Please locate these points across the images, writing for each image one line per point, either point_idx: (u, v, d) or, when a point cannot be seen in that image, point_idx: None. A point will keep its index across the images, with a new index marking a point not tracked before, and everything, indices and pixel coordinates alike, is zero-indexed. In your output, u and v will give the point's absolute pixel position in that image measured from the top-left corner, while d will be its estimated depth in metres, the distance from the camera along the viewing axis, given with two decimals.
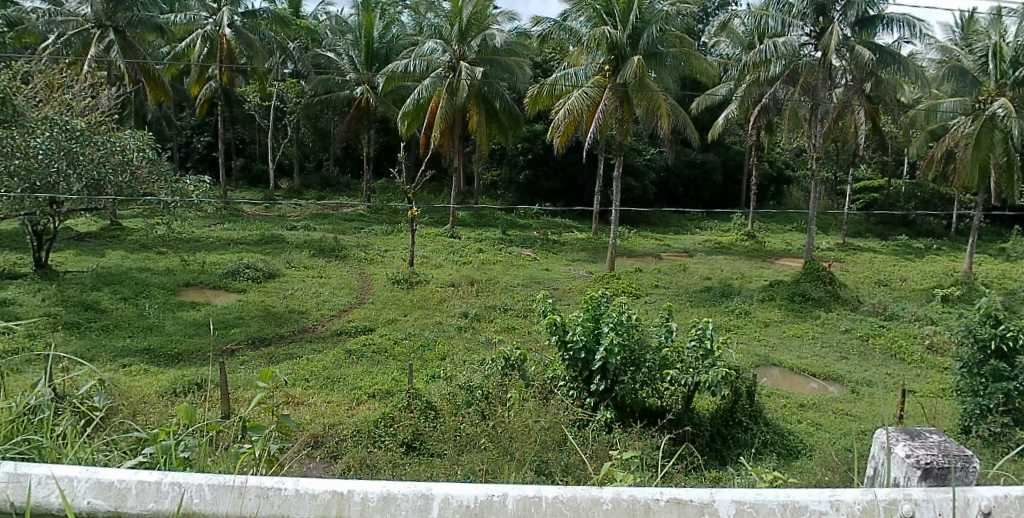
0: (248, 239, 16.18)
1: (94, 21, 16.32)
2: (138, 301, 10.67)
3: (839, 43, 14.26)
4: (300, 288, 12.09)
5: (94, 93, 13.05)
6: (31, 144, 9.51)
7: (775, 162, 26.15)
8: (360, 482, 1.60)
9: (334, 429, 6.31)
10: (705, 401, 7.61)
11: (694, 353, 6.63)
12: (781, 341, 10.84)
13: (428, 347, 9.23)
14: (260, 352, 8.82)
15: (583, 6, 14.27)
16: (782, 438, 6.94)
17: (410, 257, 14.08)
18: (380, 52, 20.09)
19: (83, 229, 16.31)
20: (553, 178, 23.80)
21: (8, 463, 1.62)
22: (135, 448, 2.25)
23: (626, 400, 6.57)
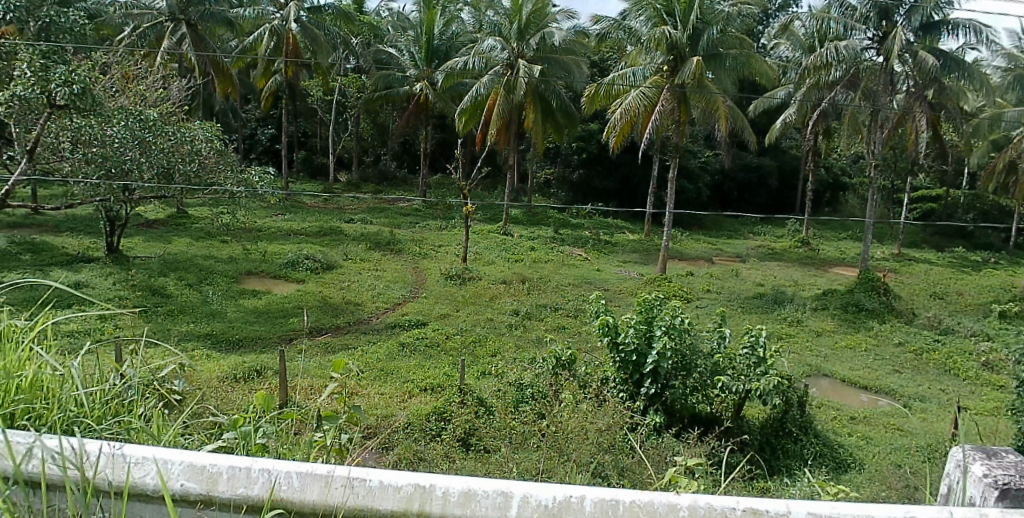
0: (308, 230, 16.53)
1: (169, 15, 16.87)
2: (202, 287, 10.99)
3: (901, 48, 13.73)
4: (357, 280, 12.27)
5: (166, 84, 13.50)
6: (109, 132, 9.88)
7: (831, 168, 25.65)
8: (441, 477, 1.63)
9: (394, 420, 6.36)
10: (756, 409, 7.49)
11: (746, 360, 6.51)
12: (833, 351, 10.57)
13: (479, 343, 9.28)
14: (317, 342, 8.99)
15: (643, 5, 14.14)
16: (833, 450, 6.76)
17: (464, 253, 14.17)
18: (440, 50, 20.24)
19: (152, 216, 16.89)
20: (607, 178, 23.77)
21: (110, 442, 1.69)
22: (214, 432, 2.31)
23: (677, 405, 6.48)
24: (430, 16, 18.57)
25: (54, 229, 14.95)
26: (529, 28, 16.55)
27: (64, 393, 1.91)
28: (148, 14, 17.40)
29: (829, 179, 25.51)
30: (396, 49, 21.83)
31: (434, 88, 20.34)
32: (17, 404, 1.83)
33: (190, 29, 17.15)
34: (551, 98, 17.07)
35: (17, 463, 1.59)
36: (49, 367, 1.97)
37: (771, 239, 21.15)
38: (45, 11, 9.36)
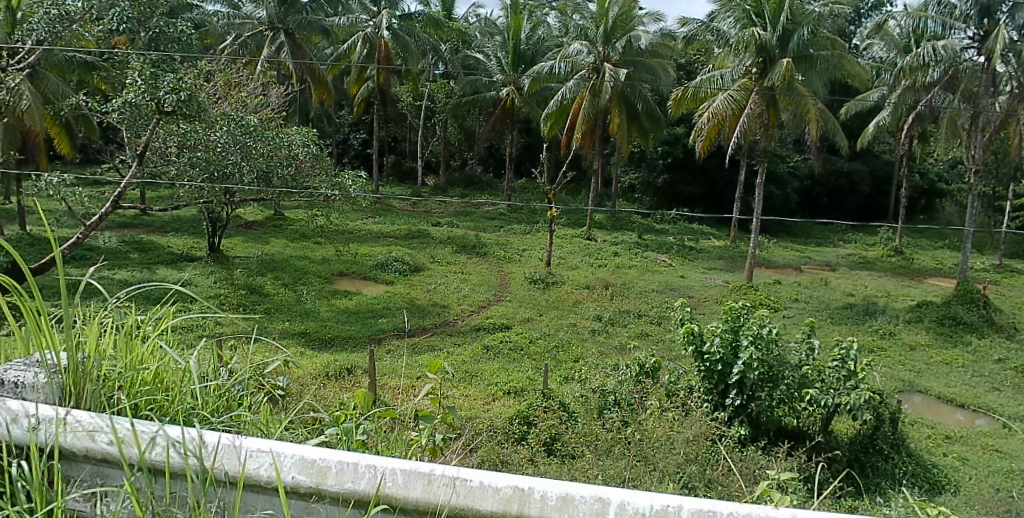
0: (396, 232, 16.96)
1: (269, 24, 17.78)
2: (296, 286, 11.42)
3: (1005, 47, 12.90)
4: (443, 282, 12.47)
5: (266, 91, 14.15)
6: (212, 137, 10.64)
7: (928, 174, 24.41)
8: (539, 481, 1.63)
9: (482, 421, 6.42)
10: (845, 424, 7.19)
11: (836, 373, 6.26)
12: (928, 367, 10.01)
13: (562, 349, 9.26)
14: (405, 342, 9.18)
15: (731, 7, 13.83)
16: (927, 471, 6.41)
17: (547, 257, 14.22)
18: (527, 54, 20.54)
19: (251, 218, 17.72)
20: (692, 184, 23.61)
21: (227, 434, 1.80)
22: (316, 428, 2.45)
23: (762, 418, 6.27)
24: (517, 21, 18.87)
25: (161, 229, 15.93)
26: (615, 31, 16.36)
27: (184, 386, 2.06)
28: (249, 24, 18.42)
29: (924, 186, 24.28)
30: (483, 54, 22.32)
31: (520, 92, 20.42)
32: (142, 395, 1.99)
33: (288, 37, 17.92)
34: (637, 102, 16.95)
35: (144, 450, 1.71)
36: (171, 361, 2.14)
37: (863, 248, 20.29)
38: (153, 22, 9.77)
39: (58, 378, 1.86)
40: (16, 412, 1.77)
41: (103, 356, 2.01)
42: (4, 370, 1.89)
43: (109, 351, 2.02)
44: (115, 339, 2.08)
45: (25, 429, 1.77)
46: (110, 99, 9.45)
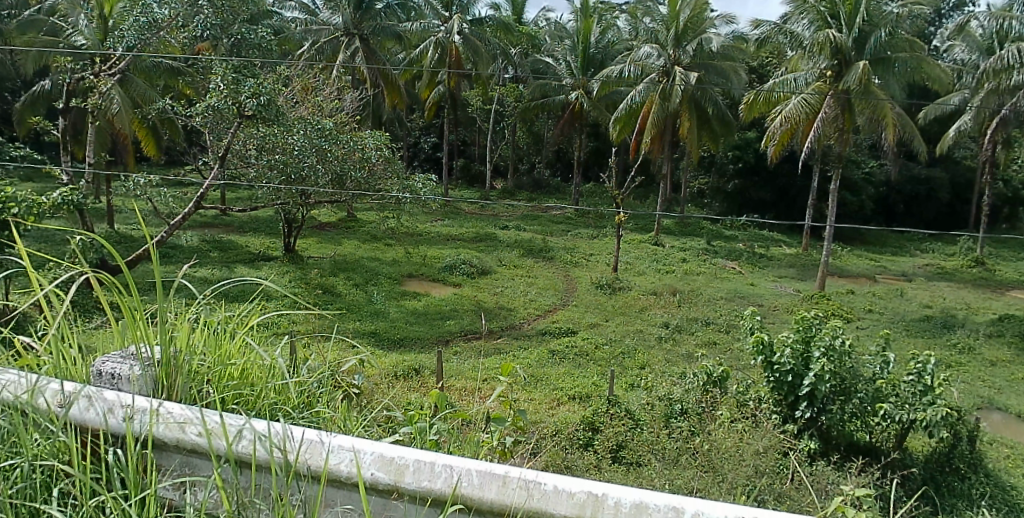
0: (465, 235, 17.21)
1: (343, 31, 18.57)
2: (368, 287, 11.71)
3: None
4: (509, 286, 12.56)
5: (341, 96, 14.61)
6: (290, 140, 11.21)
7: (1012, 181, 23.27)
8: (614, 488, 1.61)
9: (551, 424, 6.46)
10: (920, 442, 6.90)
11: (912, 387, 5.99)
12: (1011, 383, 9.51)
13: (628, 355, 9.21)
14: (471, 344, 9.29)
15: (806, 8, 13.54)
16: (1006, 493, 6.10)
17: (615, 262, 14.18)
18: (598, 57, 21.26)
19: (326, 219, 18.27)
20: (763, 189, 23.56)
21: (308, 429, 1.86)
22: (391, 426, 2.55)
23: (833, 432, 6.09)
24: (587, 26, 19.00)
25: (239, 229, 16.59)
26: (686, 34, 16.30)
27: (270, 382, 2.15)
28: (326, 30, 19.16)
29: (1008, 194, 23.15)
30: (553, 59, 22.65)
31: (588, 97, 20.84)
32: (229, 390, 2.09)
33: (362, 43, 18.59)
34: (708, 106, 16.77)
35: (231, 442, 1.79)
36: (258, 358, 2.25)
37: (941, 258, 19.47)
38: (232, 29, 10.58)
39: (152, 370, 1.97)
40: (113, 403, 1.89)
41: (195, 351, 2.12)
42: (104, 363, 2.02)
43: (199, 346, 2.13)
44: (205, 335, 2.19)
45: (121, 419, 1.88)
46: (193, 104, 10.09)
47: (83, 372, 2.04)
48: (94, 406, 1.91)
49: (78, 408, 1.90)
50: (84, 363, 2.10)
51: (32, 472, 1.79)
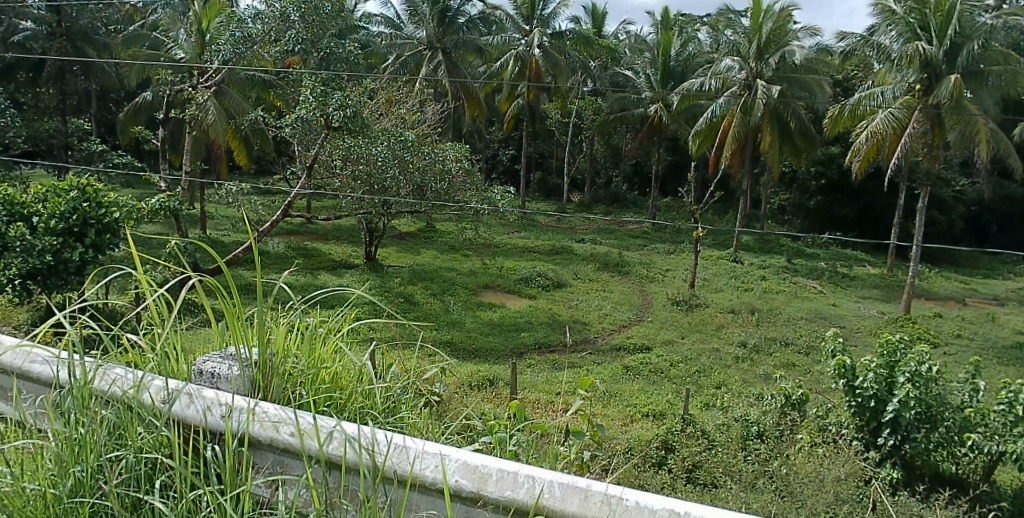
0: (541, 248, 17.99)
1: (427, 44, 19.78)
2: (444, 297, 12.42)
3: None
4: (585, 300, 13.19)
5: (423, 108, 15.51)
6: (373, 152, 12.46)
7: None
8: (698, 507, 1.58)
9: (634, 435, 6.76)
10: (1008, 475, 6.55)
11: (1002, 418, 5.63)
12: None
13: (704, 374, 9.47)
14: (544, 357, 9.71)
15: (896, 20, 13.21)
16: None
17: (692, 278, 14.73)
18: (677, 70, 21.75)
19: (405, 230, 19.23)
20: (847, 206, 23.77)
21: (393, 435, 1.89)
22: (471, 435, 2.64)
23: (917, 461, 5.87)
24: (667, 38, 19.68)
25: (324, 237, 17.64)
26: (769, 47, 16.58)
27: (359, 387, 2.24)
28: (410, 44, 20.33)
29: None
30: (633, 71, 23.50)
31: (668, 110, 21.37)
32: (321, 393, 2.18)
33: (445, 57, 19.85)
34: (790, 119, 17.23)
35: (323, 443, 1.85)
36: (349, 363, 2.32)
37: None
38: (326, 43, 11.78)
39: (249, 371, 2.08)
40: (212, 401, 1.97)
41: (289, 354, 2.21)
42: (204, 363, 2.12)
43: (294, 350, 2.23)
44: (299, 339, 2.28)
45: (219, 417, 1.96)
46: (286, 115, 11.21)
47: (185, 368, 2.14)
48: (194, 404, 2.00)
49: (180, 404, 1.99)
50: (187, 359, 2.21)
51: (136, 464, 1.89)
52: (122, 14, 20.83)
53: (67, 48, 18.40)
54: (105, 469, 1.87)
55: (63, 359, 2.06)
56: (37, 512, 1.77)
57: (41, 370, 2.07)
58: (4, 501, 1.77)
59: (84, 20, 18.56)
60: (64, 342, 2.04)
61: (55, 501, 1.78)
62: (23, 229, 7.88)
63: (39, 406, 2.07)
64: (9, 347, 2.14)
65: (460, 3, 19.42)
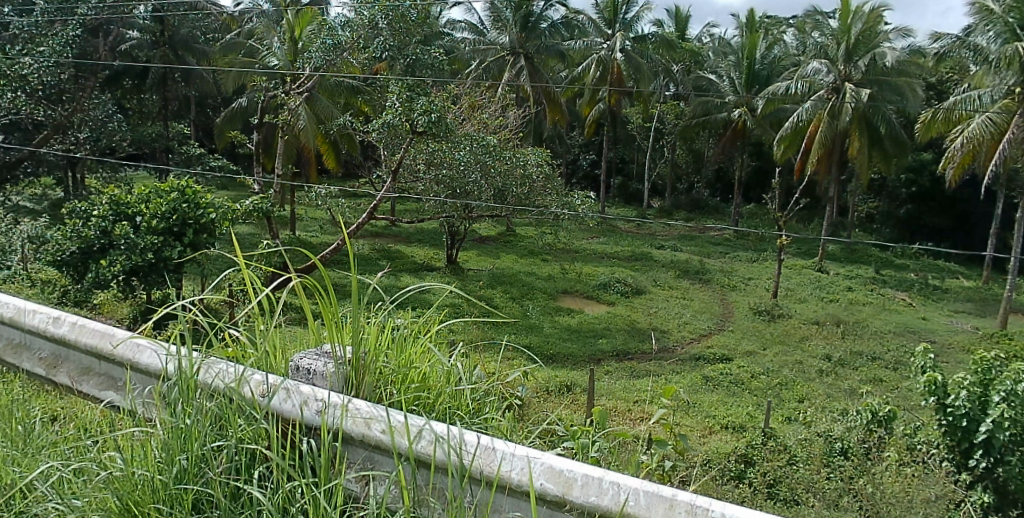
0: (620, 254, 18.64)
1: (510, 50, 20.70)
2: (524, 301, 13.19)
3: None
4: (664, 307, 13.55)
5: (504, 112, 16.51)
6: (456, 156, 13.39)
7: None
8: None
9: (716, 444, 6.84)
10: None
11: None
12: None
13: (787, 386, 9.43)
14: (621, 365, 10.02)
15: (994, 20, 12.50)
16: None
17: (775, 288, 14.80)
18: (762, 74, 22.16)
19: (486, 233, 20.23)
20: (939, 215, 23.39)
21: (480, 435, 1.89)
22: (554, 440, 2.63)
23: (1013, 486, 5.44)
24: (752, 40, 20.31)
25: (408, 240, 18.77)
26: (857, 49, 17.16)
27: (448, 387, 2.25)
28: (492, 50, 21.28)
29: None
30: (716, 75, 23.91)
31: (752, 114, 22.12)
32: (410, 392, 2.18)
33: (527, 60, 20.72)
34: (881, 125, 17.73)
35: (412, 440, 1.86)
36: (438, 363, 2.33)
37: None
38: (412, 50, 12.20)
39: (344, 368, 2.11)
40: (308, 396, 2.01)
41: (381, 353, 2.23)
42: (300, 358, 2.15)
43: (385, 350, 2.25)
44: (391, 340, 2.31)
45: (315, 411, 1.99)
46: (374, 121, 12.10)
47: (282, 365, 2.19)
48: (291, 398, 2.04)
49: (278, 399, 2.03)
50: (284, 355, 2.25)
51: (237, 454, 1.94)
52: (220, 24, 22.12)
53: (168, 55, 19.05)
54: (209, 459, 1.93)
55: (171, 352, 2.13)
56: (145, 497, 1.84)
57: (150, 361, 2.14)
58: (116, 486, 1.86)
59: (184, 30, 19.21)
60: (173, 335, 2.11)
61: (161, 488, 1.85)
62: (127, 228, 8.70)
63: (148, 396, 2.15)
64: (121, 338, 2.22)
65: (542, 9, 20.29)
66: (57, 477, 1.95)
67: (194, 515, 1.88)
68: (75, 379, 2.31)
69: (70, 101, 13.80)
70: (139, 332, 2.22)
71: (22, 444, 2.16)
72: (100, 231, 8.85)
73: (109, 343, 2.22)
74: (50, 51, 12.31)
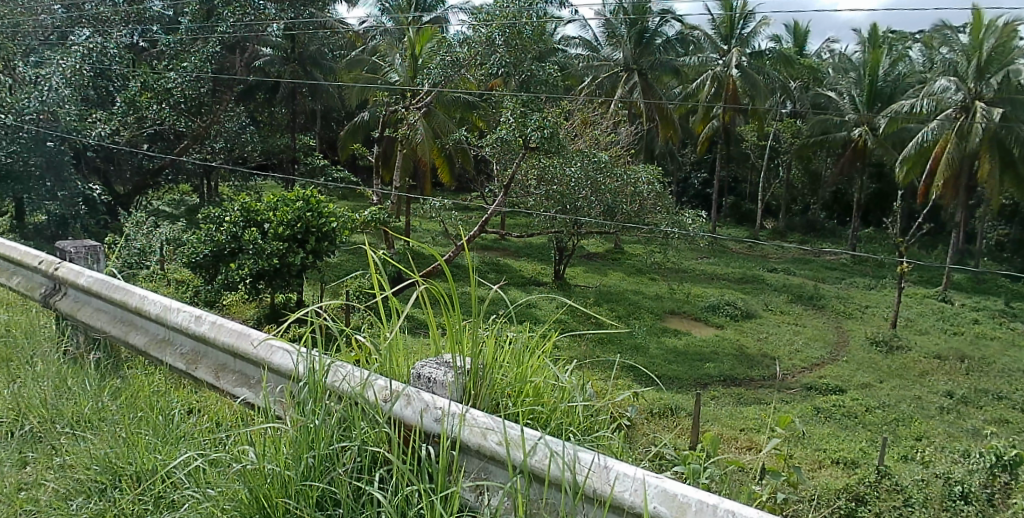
0: (731, 275, 18.41)
1: (624, 66, 21.16)
2: (631, 319, 13.19)
3: None
4: (775, 332, 13.17)
5: (616, 129, 16.84)
6: (569, 173, 13.70)
7: None
8: None
9: (825, 479, 6.53)
10: None
11: None
12: None
13: (903, 423, 8.92)
14: (729, 391, 9.77)
15: None
16: None
17: (894, 317, 14.07)
18: (884, 91, 21.53)
19: (594, 249, 20.47)
20: None
21: (595, 453, 1.84)
22: (664, 464, 2.56)
23: None
24: (876, 56, 20.09)
25: (516, 254, 19.19)
26: (990, 65, 16.31)
27: (562, 403, 2.22)
28: (606, 66, 21.81)
29: None
30: (837, 92, 23.55)
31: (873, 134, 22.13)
32: (524, 405, 2.18)
33: (641, 77, 21.18)
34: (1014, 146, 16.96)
35: (526, 454, 1.82)
36: (553, 378, 2.31)
37: None
38: (527, 66, 12.93)
39: (462, 379, 2.14)
40: (428, 403, 2.02)
41: (497, 366, 2.24)
42: (422, 367, 2.19)
43: (502, 363, 2.27)
44: (508, 352, 2.33)
45: (435, 419, 2.00)
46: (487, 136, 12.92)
47: (405, 373, 2.23)
48: (412, 404, 2.06)
49: (399, 404, 2.06)
50: (406, 360, 2.32)
51: (360, 455, 1.99)
52: (346, 42, 23.38)
53: (298, 71, 20.36)
54: (332, 459, 1.98)
55: (302, 354, 2.23)
56: (274, 491, 1.91)
57: (282, 362, 2.24)
58: (248, 478, 1.95)
59: (313, 47, 20.50)
60: (304, 337, 2.22)
61: (289, 482, 1.92)
62: (256, 234, 9.29)
63: (280, 395, 2.26)
64: (258, 338, 2.34)
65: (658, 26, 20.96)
66: (195, 467, 2.08)
67: (317, 512, 1.92)
68: (213, 375, 2.46)
69: (208, 113, 14.74)
70: (273, 335, 2.34)
71: (165, 432, 2.32)
72: (231, 235, 9.38)
73: (247, 342, 2.35)
74: (193, 65, 13.29)
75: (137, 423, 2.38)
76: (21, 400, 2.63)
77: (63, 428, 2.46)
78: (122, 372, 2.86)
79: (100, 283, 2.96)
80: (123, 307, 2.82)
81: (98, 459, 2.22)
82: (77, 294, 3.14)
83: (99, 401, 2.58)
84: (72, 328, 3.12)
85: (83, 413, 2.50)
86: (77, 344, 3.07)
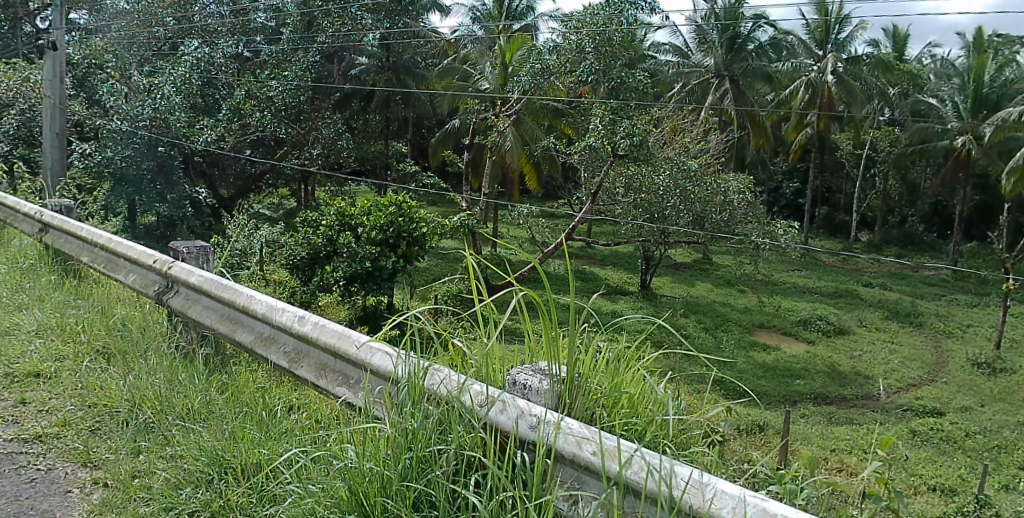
0: (823, 289, 17.85)
1: (715, 72, 20.97)
2: (718, 333, 12.93)
3: None
4: (869, 350, 12.67)
5: (707, 137, 16.65)
6: (656, 181, 13.65)
7: None
8: None
9: (922, 506, 6.28)
10: None
11: None
12: None
13: (1006, 450, 8.45)
14: (820, 409, 9.48)
15: None
16: None
17: (998, 338, 13.28)
18: (990, 97, 20.48)
19: (680, 259, 20.24)
20: None
21: (693, 469, 1.78)
22: (757, 481, 2.46)
23: None
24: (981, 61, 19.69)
25: (601, 262, 19.13)
26: None
27: (658, 415, 2.19)
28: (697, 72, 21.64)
29: None
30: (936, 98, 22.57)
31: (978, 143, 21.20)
32: (620, 416, 2.17)
33: (732, 83, 20.94)
34: None
35: (622, 465, 1.79)
36: (648, 389, 2.29)
37: None
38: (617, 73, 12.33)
39: (558, 387, 2.13)
40: (524, 410, 2.02)
41: (593, 374, 2.24)
42: (517, 374, 2.20)
43: (598, 372, 2.26)
44: (603, 363, 2.33)
45: (530, 426, 1.99)
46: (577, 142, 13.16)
47: (500, 379, 2.25)
48: (507, 410, 2.05)
49: (495, 410, 2.06)
50: (503, 366, 2.35)
51: (455, 458, 2.01)
52: (439, 51, 23.79)
53: (393, 80, 21.11)
54: (429, 461, 2.01)
55: (402, 356, 2.28)
56: (373, 490, 1.96)
57: (382, 363, 2.30)
58: (348, 476, 2.01)
59: (406, 56, 21.07)
60: (405, 340, 2.27)
61: (389, 481, 1.96)
62: (350, 238, 9.52)
63: (379, 396, 2.31)
64: (360, 340, 2.41)
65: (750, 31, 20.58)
66: (298, 463, 2.15)
67: (415, 512, 1.96)
68: (315, 373, 2.54)
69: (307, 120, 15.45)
70: (374, 337, 2.40)
71: (269, 427, 2.42)
72: (327, 239, 9.69)
73: (349, 343, 2.42)
74: (294, 74, 13.92)
75: (241, 418, 2.49)
76: (137, 392, 2.80)
77: (174, 420, 2.60)
78: (228, 367, 3.00)
79: (210, 282, 3.11)
80: (231, 306, 2.95)
81: (205, 451, 2.33)
82: (188, 292, 3.31)
83: (207, 394, 2.71)
84: (183, 323, 3.29)
85: (193, 406, 2.63)
86: (188, 339, 3.24)
